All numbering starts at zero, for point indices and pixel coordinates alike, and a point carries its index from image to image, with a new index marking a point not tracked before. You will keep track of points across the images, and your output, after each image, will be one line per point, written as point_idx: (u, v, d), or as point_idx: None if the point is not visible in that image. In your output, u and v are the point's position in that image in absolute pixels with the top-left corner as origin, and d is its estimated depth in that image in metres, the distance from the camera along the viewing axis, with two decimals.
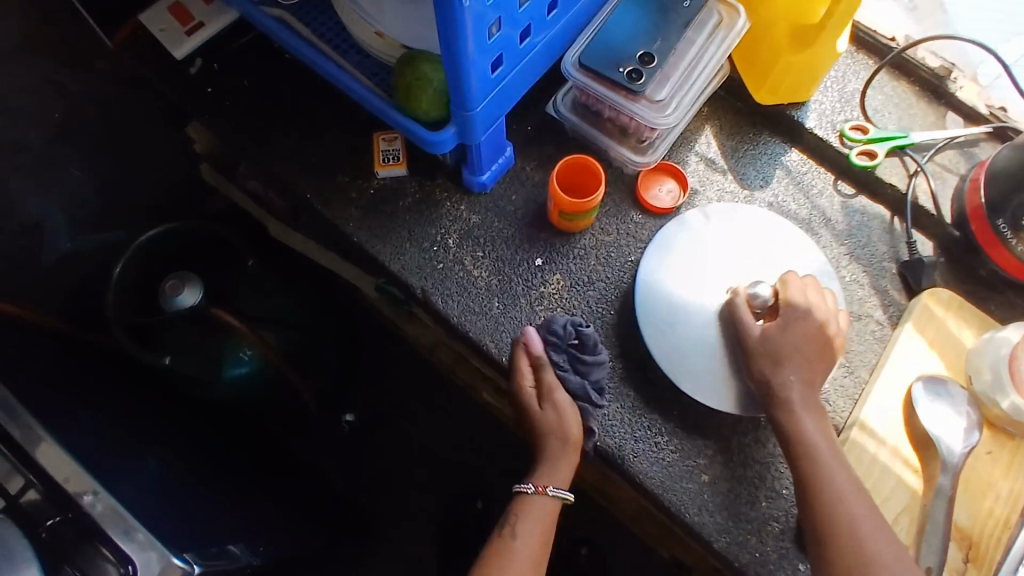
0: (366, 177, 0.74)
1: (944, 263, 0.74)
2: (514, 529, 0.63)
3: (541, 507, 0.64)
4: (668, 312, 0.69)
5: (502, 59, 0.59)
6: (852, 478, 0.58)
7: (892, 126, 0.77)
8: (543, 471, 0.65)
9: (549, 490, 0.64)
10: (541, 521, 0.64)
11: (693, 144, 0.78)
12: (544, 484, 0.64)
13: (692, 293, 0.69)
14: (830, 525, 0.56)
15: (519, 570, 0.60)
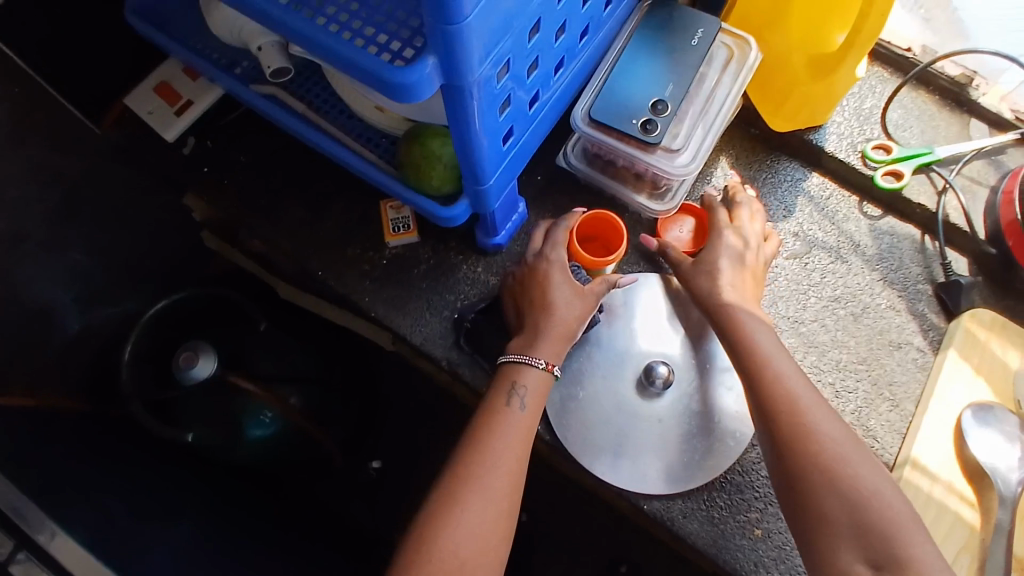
0: (377, 248, 0.72)
1: (982, 281, 0.71)
2: (517, 397, 0.59)
3: (538, 376, 0.60)
4: (588, 402, 0.67)
5: (513, 131, 0.56)
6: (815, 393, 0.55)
7: (915, 141, 0.74)
8: (545, 344, 0.61)
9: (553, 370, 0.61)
10: (541, 395, 0.60)
11: (709, 177, 0.75)
12: (551, 362, 0.61)
13: (607, 381, 0.68)
14: (825, 467, 0.51)
15: (517, 439, 0.57)
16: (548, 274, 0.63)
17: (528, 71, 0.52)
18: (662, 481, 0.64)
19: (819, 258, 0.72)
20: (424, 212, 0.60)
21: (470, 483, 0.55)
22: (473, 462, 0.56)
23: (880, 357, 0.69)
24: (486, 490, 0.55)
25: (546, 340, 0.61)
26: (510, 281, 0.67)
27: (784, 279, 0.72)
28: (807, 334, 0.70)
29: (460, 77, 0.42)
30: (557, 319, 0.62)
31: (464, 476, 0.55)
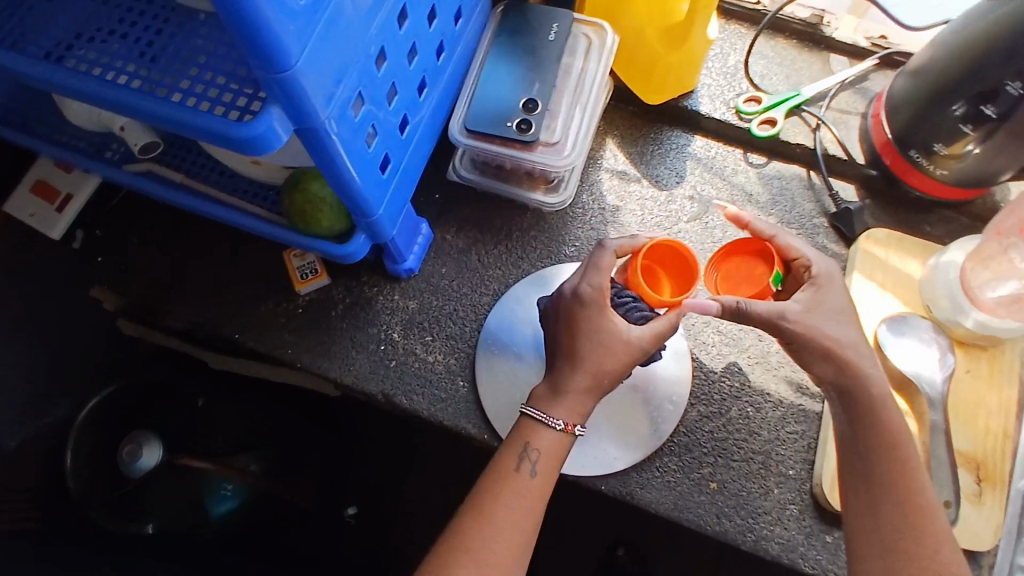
0: (290, 298, 0.71)
1: (871, 202, 0.75)
2: (529, 461, 0.58)
3: (550, 438, 0.58)
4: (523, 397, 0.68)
5: (390, 159, 0.57)
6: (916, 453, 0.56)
7: (782, 87, 0.78)
8: (569, 405, 0.58)
9: (577, 431, 0.58)
10: (554, 458, 0.58)
11: (600, 161, 0.77)
12: (573, 422, 0.58)
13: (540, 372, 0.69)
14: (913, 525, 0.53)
15: (518, 504, 0.56)
16: (583, 322, 0.58)
17: (388, 98, 0.53)
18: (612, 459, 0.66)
19: (718, 215, 0.75)
20: (324, 254, 0.60)
21: (491, 505, 0.56)
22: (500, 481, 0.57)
23: None
24: (514, 509, 0.56)
25: (569, 403, 0.57)
26: (549, 309, 0.62)
27: (689, 242, 0.74)
28: None
29: (308, 115, 0.43)
30: (588, 380, 0.57)
31: (492, 494, 0.56)
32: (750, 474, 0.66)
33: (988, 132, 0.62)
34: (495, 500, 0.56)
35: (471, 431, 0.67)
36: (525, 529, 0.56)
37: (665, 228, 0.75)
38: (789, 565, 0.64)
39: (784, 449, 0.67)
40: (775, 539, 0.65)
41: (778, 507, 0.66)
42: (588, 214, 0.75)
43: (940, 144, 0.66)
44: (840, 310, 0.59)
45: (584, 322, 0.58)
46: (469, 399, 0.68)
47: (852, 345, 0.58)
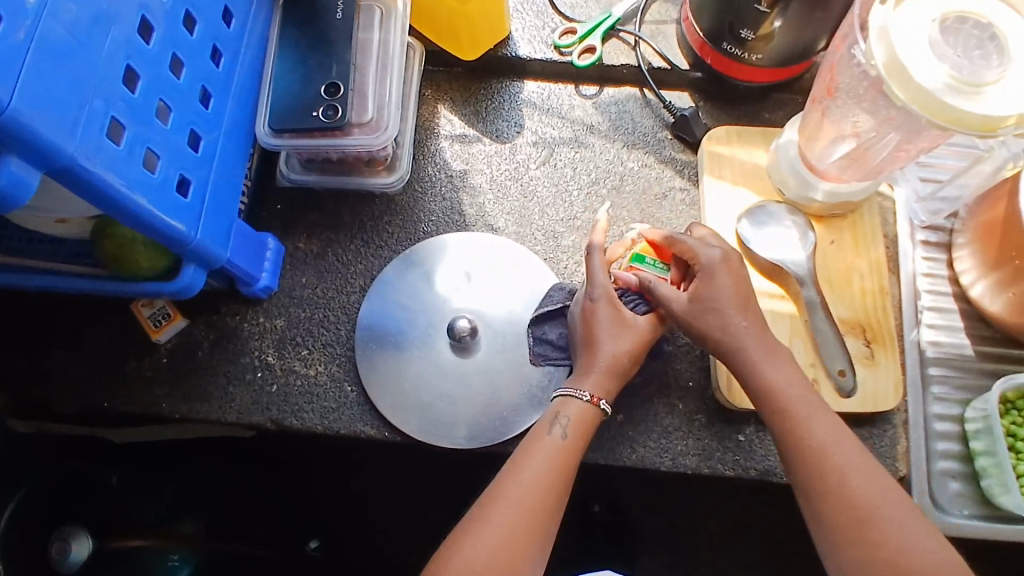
0: (150, 351, 0.68)
1: (706, 104, 0.75)
2: (563, 426, 0.58)
3: (581, 416, 0.59)
4: (410, 382, 0.66)
5: (190, 179, 0.55)
6: (830, 421, 0.55)
7: (596, 12, 0.77)
8: (597, 383, 0.60)
9: (600, 406, 0.60)
10: (585, 424, 0.59)
11: (436, 130, 0.76)
12: (598, 395, 0.59)
13: (426, 349, 0.67)
14: (813, 466, 0.54)
15: (548, 461, 0.56)
16: (593, 315, 0.61)
17: (160, 117, 0.52)
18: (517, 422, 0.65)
19: (564, 154, 0.75)
20: (158, 296, 0.58)
21: (526, 456, 0.57)
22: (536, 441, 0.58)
23: (653, 213, 0.72)
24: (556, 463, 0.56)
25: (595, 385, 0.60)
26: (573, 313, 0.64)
27: (544, 187, 0.74)
28: (583, 225, 0.72)
29: (50, 153, 0.41)
30: (618, 365, 0.60)
31: (528, 451, 0.57)
32: (653, 396, 0.66)
33: (784, 6, 0.62)
34: (526, 457, 0.57)
35: (368, 432, 0.66)
36: (559, 487, 0.56)
37: (517, 180, 0.74)
38: (709, 473, 0.65)
39: (679, 363, 0.67)
40: (690, 452, 0.65)
41: (686, 421, 0.66)
42: (438, 186, 0.74)
43: (747, 31, 0.66)
44: (723, 299, 0.59)
45: (595, 314, 0.61)
46: (360, 400, 0.66)
47: (736, 328, 0.59)
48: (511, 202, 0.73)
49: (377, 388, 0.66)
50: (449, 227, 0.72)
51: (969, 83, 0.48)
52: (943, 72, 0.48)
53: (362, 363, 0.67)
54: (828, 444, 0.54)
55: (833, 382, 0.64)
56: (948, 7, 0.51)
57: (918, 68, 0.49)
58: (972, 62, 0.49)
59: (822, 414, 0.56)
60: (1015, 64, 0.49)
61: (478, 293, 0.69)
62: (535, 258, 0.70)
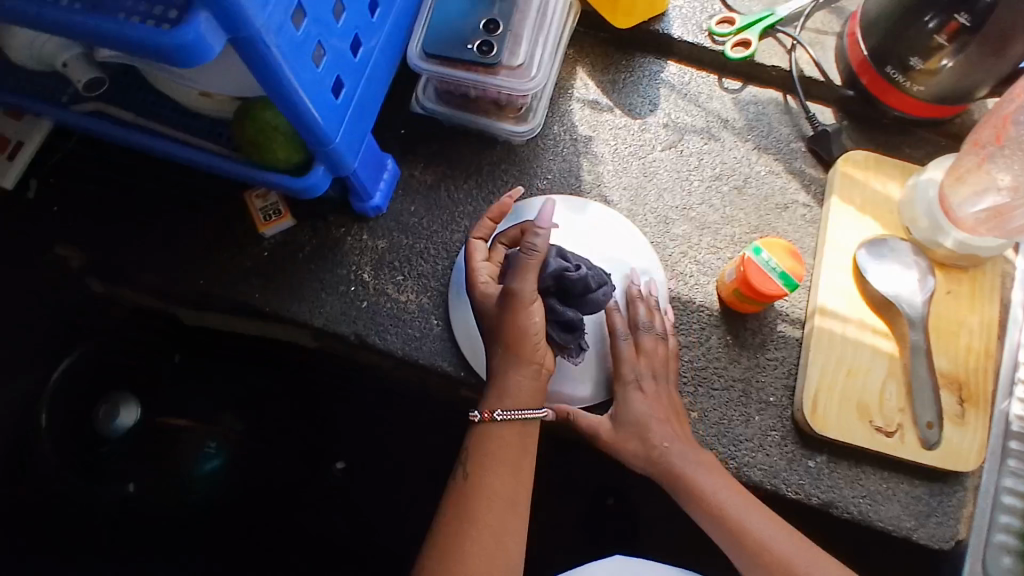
0: (254, 242, 0.69)
1: (848, 125, 0.73)
2: (468, 469, 0.60)
3: (499, 466, 0.59)
4: None
5: (344, 83, 0.55)
6: (764, 517, 0.58)
7: (757, 8, 0.75)
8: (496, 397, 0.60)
9: (496, 417, 0.59)
10: (500, 464, 0.59)
11: (571, 91, 0.75)
12: (493, 409, 0.59)
13: None
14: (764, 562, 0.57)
15: (481, 515, 0.57)
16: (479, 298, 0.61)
17: (335, 14, 0.52)
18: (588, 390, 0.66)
19: (693, 143, 0.73)
20: (283, 190, 0.58)
21: (467, 516, 0.57)
22: (470, 502, 0.58)
23: (771, 221, 0.71)
24: (500, 521, 0.58)
25: (496, 394, 0.60)
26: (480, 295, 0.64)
27: (665, 171, 0.73)
28: (698, 217, 0.71)
29: (240, 19, 0.41)
30: (512, 365, 0.59)
31: (461, 514, 0.58)
32: (732, 402, 0.66)
33: (963, 43, 0.60)
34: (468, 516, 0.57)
35: (445, 369, 0.66)
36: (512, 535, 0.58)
37: (640, 157, 0.73)
38: (771, 490, 0.64)
39: (765, 375, 0.66)
40: (756, 466, 0.64)
41: (760, 434, 0.65)
42: (560, 146, 0.73)
43: (916, 60, 0.64)
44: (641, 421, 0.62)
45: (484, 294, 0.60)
46: (445, 335, 0.67)
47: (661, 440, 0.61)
48: (630, 178, 0.72)
49: (462, 329, 0.66)
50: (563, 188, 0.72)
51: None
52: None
53: (453, 300, 0.67)
54: (770, 540, 0.57)
55: (918, 432, 0.63)
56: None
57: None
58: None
59: (754, 510, 0.59)
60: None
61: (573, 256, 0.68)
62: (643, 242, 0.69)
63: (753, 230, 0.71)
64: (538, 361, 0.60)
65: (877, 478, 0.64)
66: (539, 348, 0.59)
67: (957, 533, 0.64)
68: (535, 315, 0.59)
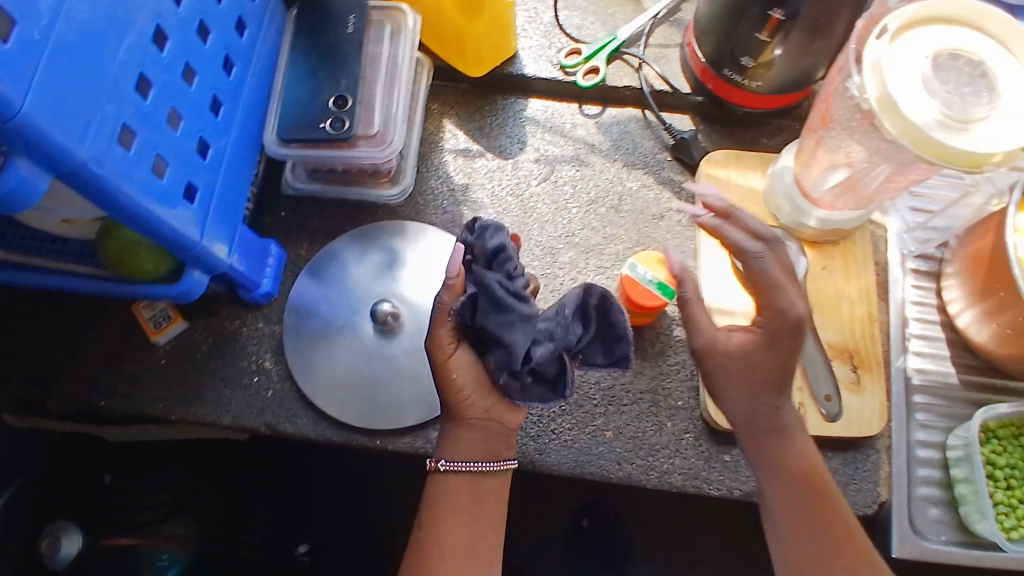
0: (152, 352, 0.70)
1: (704, 128, 0.77)
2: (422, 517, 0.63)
3: (454, 518, 0.61)
4: (365, 379, 0.66)
5: (196, 186, 0.56)
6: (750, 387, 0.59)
7: (600, 34, 0.78)
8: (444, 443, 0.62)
9: (441, 467, 0.61)
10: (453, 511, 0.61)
11: (441, 143, 0.77)
12: (437, 458, 0.62)
13: (353, 339, 0.67)
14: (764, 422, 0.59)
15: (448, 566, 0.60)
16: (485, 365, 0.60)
17: (170, 124, 0.52)
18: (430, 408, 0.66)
19: (565, 172, 0.76)
20: (157, 296, 0.60)
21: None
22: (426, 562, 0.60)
23: (651, 233, 0.74)
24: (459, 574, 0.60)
25: (446, 444, 0.62)
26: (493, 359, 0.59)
27: (544, 204, 0.75)
28: (582, 241, 0.74)
29: (60, 157, 0.42)
30: (451, 422, 0.62)
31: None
32: (643, 413, 0.68)
33: (785, 35, 0.62)
34: None
35: (363, 441, 0.66)
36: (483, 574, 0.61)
37: (518, 196, 0.75)
38: (694, 491, 0.67)
39: (670, 381, 0.69)
40: (676, 470, 0.67)
41: (674, 438, 0.68)
42: (439, 198, 0.75)
43: (747, 59, 0.67)
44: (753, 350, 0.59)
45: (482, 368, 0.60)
46: (354, 407, 0.66)
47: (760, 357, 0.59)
48: (511, 217, 0.75)
49: (359, 398, 0.66)
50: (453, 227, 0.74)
51: (959, 121, 0.49)
52: (934, 111, 0.50)
53: (351, 372, 0.67)
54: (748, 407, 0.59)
55: (820, 407, 0.66)
56: (940, 45, 0.53)
57: (912, 106, 0.50)
58: (963, 100, 0.51)
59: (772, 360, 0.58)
60: (1006, 103, 0.51)
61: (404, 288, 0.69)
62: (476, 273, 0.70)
63: (634, 243, 0.74)
64: (477, 416, 0.61)
65: None
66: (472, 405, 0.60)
67: (879, 496, 0.68)
68: (457, 371, 0.58)
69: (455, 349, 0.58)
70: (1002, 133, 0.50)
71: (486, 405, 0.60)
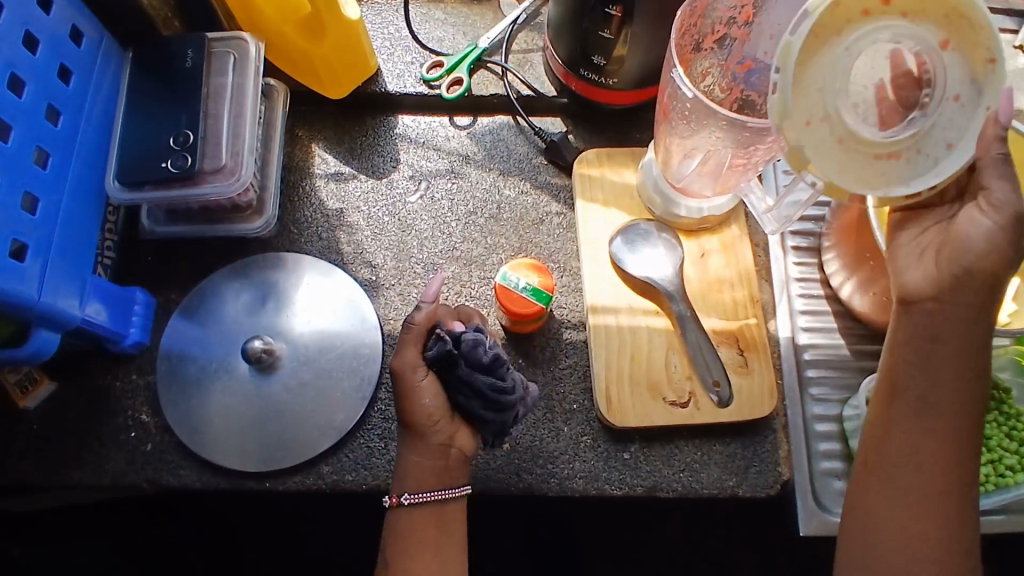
0: (18, 419, 0.66)
1: (573, 129, 0.77)
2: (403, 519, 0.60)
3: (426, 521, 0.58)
4: (247, 420, 0.64)
5: (26, 244, 0.54)
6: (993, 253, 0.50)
7: (463, 44, 0.79)
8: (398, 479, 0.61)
9: (404, 502, 0.60)
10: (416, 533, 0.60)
11: (311, 169, 0.75)
12: (397, 493, 0.61)
13: (229, 381, 0.65)
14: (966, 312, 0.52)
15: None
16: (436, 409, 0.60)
17: None
18: (317, 443, 0.64)
19: (441, 185, 0.75)
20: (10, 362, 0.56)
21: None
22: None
23: (531, 237, 0.73)
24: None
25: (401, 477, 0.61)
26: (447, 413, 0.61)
27: (422, 220, 0.74)
28: (464, 253, 0.72)
29: None
30: (412, 448, 0.60)
31: None
32: (540, 420, 0.67)
33: (629, 31, 0.63)
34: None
35: (251, 485, 0.64)
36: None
37: (395, 215, 0.74)
38: (596, 494, 0.65)
39: (565, 385, 0.68)
40: (577, 475, 0.65)
41: (573, 442, 0.66)
42: (315, 226, 0.73)
43: (598, 57, 0.67)
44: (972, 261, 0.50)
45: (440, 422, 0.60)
46: (242, 449, 0.64)
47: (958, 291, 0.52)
48: (389, 236, 0.73)
49: (243, 442, 0.64)
50: (330, 253, 0.72)
51: (872, 152, 0.47)
52: (842, 148, 0.48)
53: (232, 415, 0.64)
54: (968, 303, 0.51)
55: (710, 393, 0.66)
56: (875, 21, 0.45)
57: (817, 157, 0.48)
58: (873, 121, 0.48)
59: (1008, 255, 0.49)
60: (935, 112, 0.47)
61: (281, 322, 0.67)
62: (355, 300, 0.69)
63: (517, 249, 0.73)
64: (440, 441, 0.60)
65: (691, 448, 0.66)
66: (437, 430, 0.60)
67: (780, 476, 0.66)
68: (426, 395, 0.59)
69: (423, 377, 0.59)
70: (914, 162, 0.47)
71: (448, 432, 0.61)
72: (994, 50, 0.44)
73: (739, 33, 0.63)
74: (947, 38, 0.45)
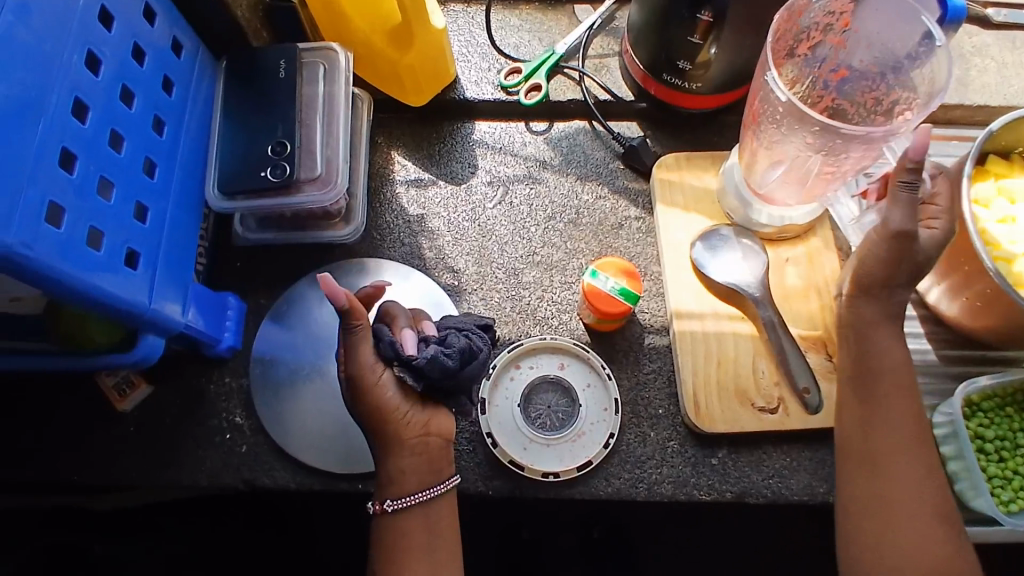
0: (118, 421, 0.67)
1: (651, 133, 0.77)
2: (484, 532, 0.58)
3: None
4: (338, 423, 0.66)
5: (137, 252, 0.55)
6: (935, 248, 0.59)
7: (540, 49, 0.79)
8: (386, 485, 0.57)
9: (387, 508, 0.57)
10: None
11: (392, 177, 0.76)
12: (383, 500, 0.57)
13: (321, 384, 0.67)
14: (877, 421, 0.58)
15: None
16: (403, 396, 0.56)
17: (103, 193, 0.52)
18: None
19: (520, 191, 0.75)
20: (118, 367, 0.57)
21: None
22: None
23: (612, 242, 0.73)
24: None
25: (389, 481, 0.57)
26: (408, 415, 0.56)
27: (501, 225, 0.74)
28: (544, 258, 0.73)
29: None
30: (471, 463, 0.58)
31: None
32: (626, 425, 0.67)
33: (716, 36, 0.63)
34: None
35: (344, 487, 0.65)
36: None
37: (474, 220, 0.74)
38: (686, 499, 0.64)
39: (650, 391, 0.68)
40: (665, 480, 0.65)
41: (660, 446, 0.66)
42: (397, 232, 0.74)
43: (684, 61, 0.67)
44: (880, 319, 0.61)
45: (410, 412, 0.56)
46: (335, 452, 0.65)
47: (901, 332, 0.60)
48: (469, 242, 0.73)
49: (337, 446, 0.65)
50: (413, 259, 0.73)
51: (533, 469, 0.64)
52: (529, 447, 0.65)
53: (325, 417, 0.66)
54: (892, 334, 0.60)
55: (799, 399, 0.65)
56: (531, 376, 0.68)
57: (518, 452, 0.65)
58: (544, 433, 0.65)
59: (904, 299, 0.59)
60: (546, 451, 0.65)
61: None
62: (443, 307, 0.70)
63: (596, 253, 0.73)
64: (417, 435, 0.56)
65: (779, 455, 0.66)
66: (411, 422, 0.56)
67: None
68: (390, 388, 0.55)
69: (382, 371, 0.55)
70: (582, 442, 0.65)
71: (422, 420, 0.57)
72: (555, 358, 0.68)
73: (833, 38, 0.63)
74: (562, 361, 0.68)
